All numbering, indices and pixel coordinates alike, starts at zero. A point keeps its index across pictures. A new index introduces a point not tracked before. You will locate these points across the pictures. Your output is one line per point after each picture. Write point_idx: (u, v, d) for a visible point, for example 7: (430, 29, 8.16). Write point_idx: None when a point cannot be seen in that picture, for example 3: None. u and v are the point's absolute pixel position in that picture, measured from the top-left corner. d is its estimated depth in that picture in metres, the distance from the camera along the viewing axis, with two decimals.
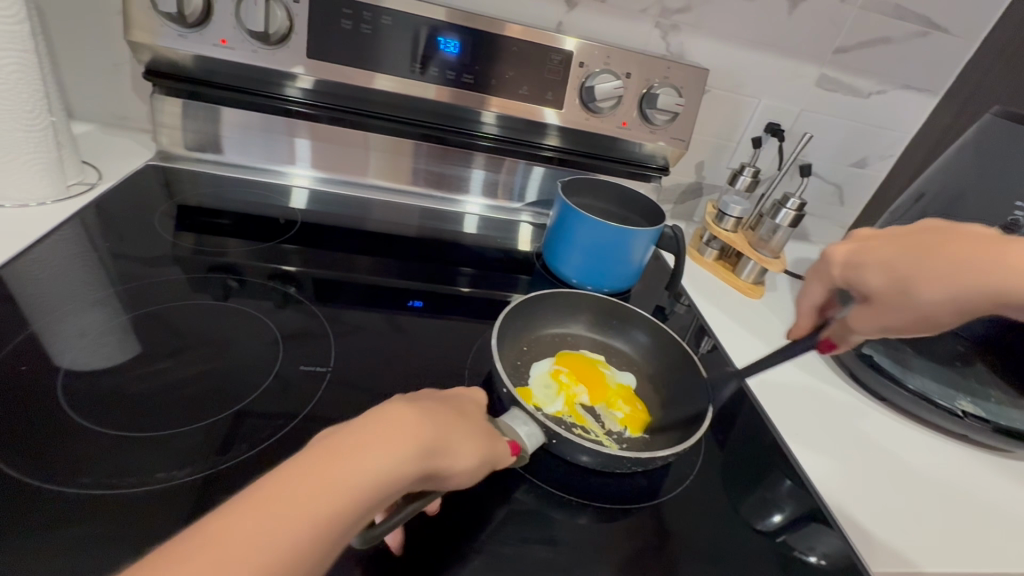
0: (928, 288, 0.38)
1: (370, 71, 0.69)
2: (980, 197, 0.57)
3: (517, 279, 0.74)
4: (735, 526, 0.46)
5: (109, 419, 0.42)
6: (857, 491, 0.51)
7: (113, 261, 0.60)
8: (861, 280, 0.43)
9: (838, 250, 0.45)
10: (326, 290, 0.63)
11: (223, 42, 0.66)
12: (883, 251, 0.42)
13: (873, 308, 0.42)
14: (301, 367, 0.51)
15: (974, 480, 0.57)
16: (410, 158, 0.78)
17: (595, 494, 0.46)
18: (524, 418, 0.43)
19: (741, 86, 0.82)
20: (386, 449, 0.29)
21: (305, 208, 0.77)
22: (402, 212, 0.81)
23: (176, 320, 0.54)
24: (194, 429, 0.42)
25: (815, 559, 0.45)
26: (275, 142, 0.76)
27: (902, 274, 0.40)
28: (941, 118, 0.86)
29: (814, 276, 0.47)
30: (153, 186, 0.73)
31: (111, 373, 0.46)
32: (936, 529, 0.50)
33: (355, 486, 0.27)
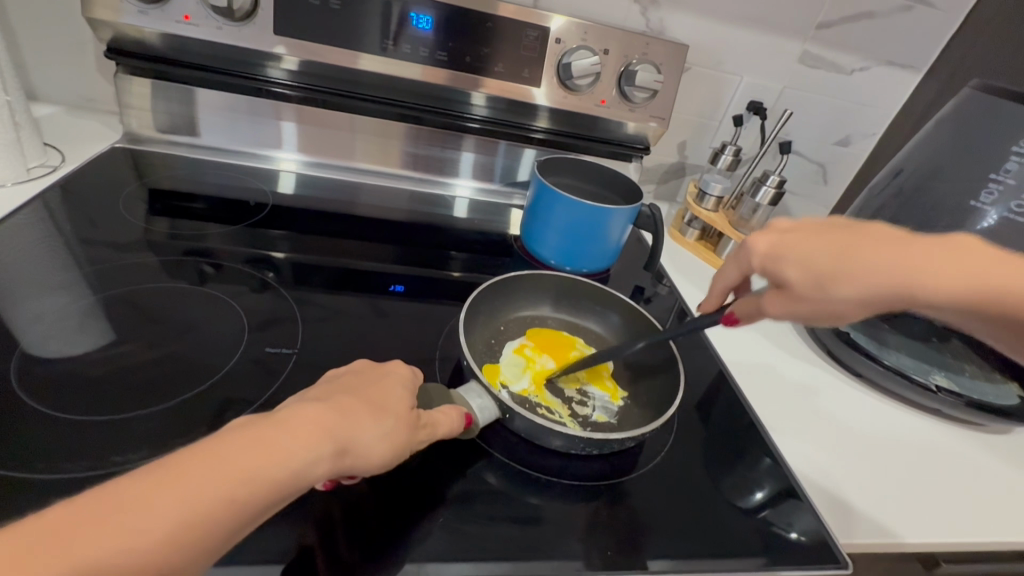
0: (847, 285, 0.38)
1: (355, 51, 0.67)
2: (955, 172, 0.56)
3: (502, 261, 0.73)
4: (716, 504, 0.46)
5: (68, 403, 0.41)
6: (831, 469, 0.52)
7: (79, 245, 0.59)
8: (778, 271, 0.41)
9: (757, 240, 0.43)
10: (304, 274, 0.62)
11: (186, 18, 0.64)
12: (805, 242, 0.40)
13: (788, 300, 0.41)
14: (267, 350, 0.50)
15: (949, 453, 0.57)
16: (403, 141, 0.77)
17: (571, 474, 0.46)
18: (479, 391, 0.44)
19: (723, 63, 0.81)
20: (313, 444, 0.30)
21: (291, 191, 0.76)
22: (391, 195, 0.80)
23: (140, 303, 0.53)
24: (151, 412, 0.42)
25: (795, 535, 0.45)
26: (262, 125, 0.74)
27: (824, 268, 0.39)
28: (925, 95, 0.85)
29: (732, 262, 0.46)
30: (121, 169, 0.72)
31: (71, 357, 0.45)
32: (911, 506, 0.50)
33: (274, 479, 0.28)
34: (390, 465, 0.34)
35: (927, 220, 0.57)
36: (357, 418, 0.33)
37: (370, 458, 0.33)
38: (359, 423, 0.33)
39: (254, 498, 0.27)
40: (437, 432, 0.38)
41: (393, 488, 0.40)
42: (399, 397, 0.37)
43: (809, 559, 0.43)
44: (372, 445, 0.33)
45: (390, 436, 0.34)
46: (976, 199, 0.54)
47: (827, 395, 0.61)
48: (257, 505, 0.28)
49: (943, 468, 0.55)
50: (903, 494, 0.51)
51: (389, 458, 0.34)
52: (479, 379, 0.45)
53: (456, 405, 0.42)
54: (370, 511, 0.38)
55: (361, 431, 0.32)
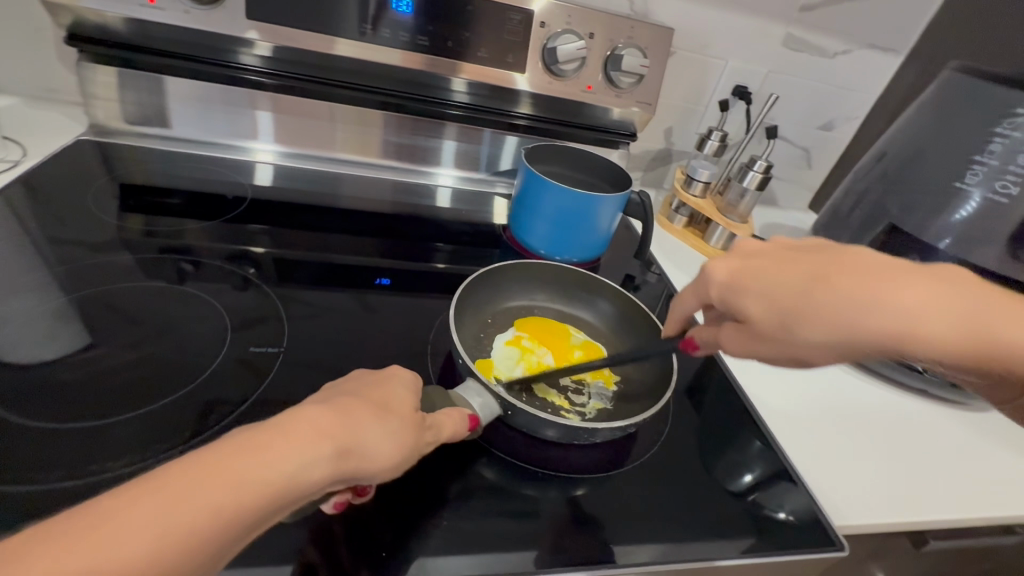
0: (813, 326, 0.34)
1: (332, 36, 0.65)
2: (937, 152, 0.56)
3: (490, 253, 0.71)
4: (710, 488, 0.46)
5: (42, 412, 0.39)
6: (821, 451, 0.52)
7: (47, 245, 0.56)
8: (738, 304, 0.38)
9: (719, 267, 0.39)
10: (285, 270, 0.60)
11: (152, 2, 0.61)
12: (772, 272, 0.37)
13: (750, 338, 0.37)
14: (252, 349, 0.48)
15: (934, 432, 0.58)
16: (383, 129, 0.75)
17: (567, 467, 0.45)
18: (478, 389, 0.42)
19: (708, 46, 0.80)
20: (315, 448, 0.29)
21: (271, 184, 0.73)
22: (374, 186, 0.78)
23: (115, 304, 0.50)
24: (131, 418, 0.40)
25: (784, 516, 0.45)
26: (236, 115, 0.72)
27: (785, 305, 0.35)
28: (906, 77, 0.86)
29: (690, 290, 0.42)
30: (88, 164, 0.68)
31: (45, 361, 0.43)
32: (897, 486, 0.50)
33: (275, 484, 0.27)
34: (397, 467, 0.33)
35: (912, 201, 0.57)
36: (361, 419, 0.32)
37: (376, 460, 0.31)
38: (363, 425, 0.31)
39: (254, 505, 0.26)
40: (440, 436, 0.37)
41: (390, 489, 0.39)
42: (402, 398, 0.36)
43: (801, 540, 0.43)
44: (377, 446, 0.32)
45: (395, 436, 0.33)
46: (961, 180, 0.53)
47: (817, 377, 0.62)
48: (256, 512, 0.26)
49: (929, 447, 0.56)
50: (890, 473, 0.51)
51: (395, 459, 0.33)
52: (477, 377, 0.43)
53: (458, 407, 0.40)
54: (366, 512, 0.37)
55: (365, 432, 0.31)
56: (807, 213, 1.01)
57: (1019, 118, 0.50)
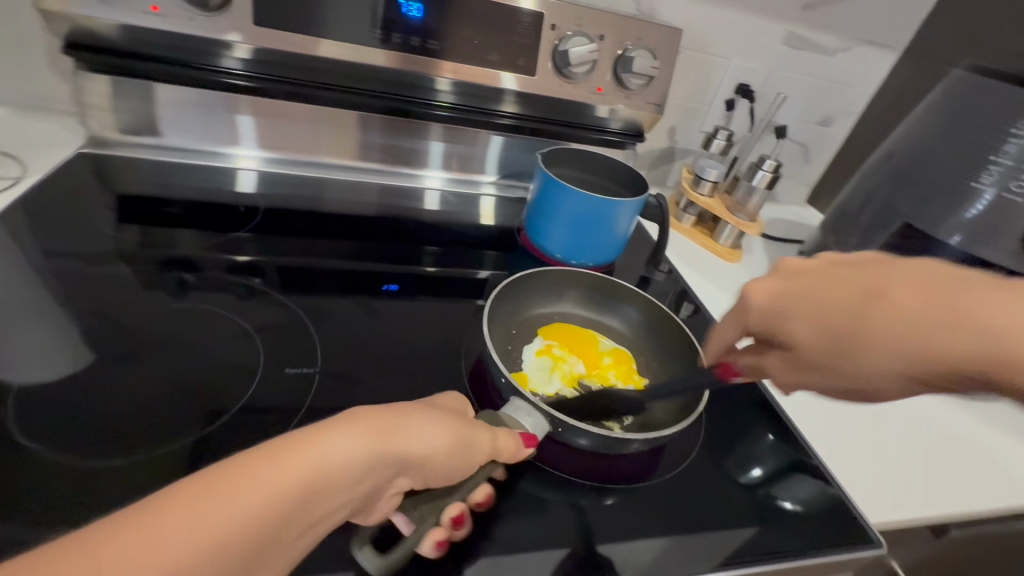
0: (873, 351, 0.33)
1: (314, 37, 0.63)
2: (947, 152, 0.58)
3: (486, 254, 0.71)
4: (719, 477, 0.48)
5: (82, 449, 0.38)
6: (834, 447, 0.53)
7: (53, 267, 0.54)
8: (783, 329, 0.37)
9: (757, 290, 0.38)
10: (299, 281, 0.59)
11: (154, 9, 0.59)
12: (817, 291, 0.36)
13: (803, 364, 0.37)
14: (287, 371, 0.47)
15: (946, 427, 0.59)
16: (359, 130, 0.72)
17: (603, 475, 0.45)
18: (527, 408, 0.42)
19: (712, 45, 0.80)
20: (361, 431, 0.31)
21: (254, 191, 0.71)
22: (358, 190, 0.76)
23: (139, 328, 0.49)
24: (177, 450, 0.39)
25: (788, 504, 0.47)
26: (212, 120, 0.69)
27: (835, 328, 0.35)
28: (902, 74, 0.87)
29: (728, 316, 0.41)
30: (89, 178, 0.66)
31: (78, 393, 0.42)
32: (906, 481, 0.51)
33: (324, 461, 0.29)
34: (440, 458, 0.34)
35: (922, 200, 0.59)
36: (403, 412, 0.35)
37: (416, 449, 0.33)
38: (403, 420, 0.34)
39: (306, 479, 0.28)
40: (492, 443, 0.38)
41: None
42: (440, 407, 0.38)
43: (809, 536, 0.45)
44: (418, 439, 0.33)
45: (433, 429, 0.35)
46: (976, 180, 0.55)
47: None
48: (306, 488, 0.28)
49: (940, 443, 0.57)
50: (890, 466, 0.53)
51: (438, 448, 0.34)
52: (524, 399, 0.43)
53: (510, 427, 0.40)
54: None
55: (406, 421, 0.34)
56: (805, 208, 1.03)
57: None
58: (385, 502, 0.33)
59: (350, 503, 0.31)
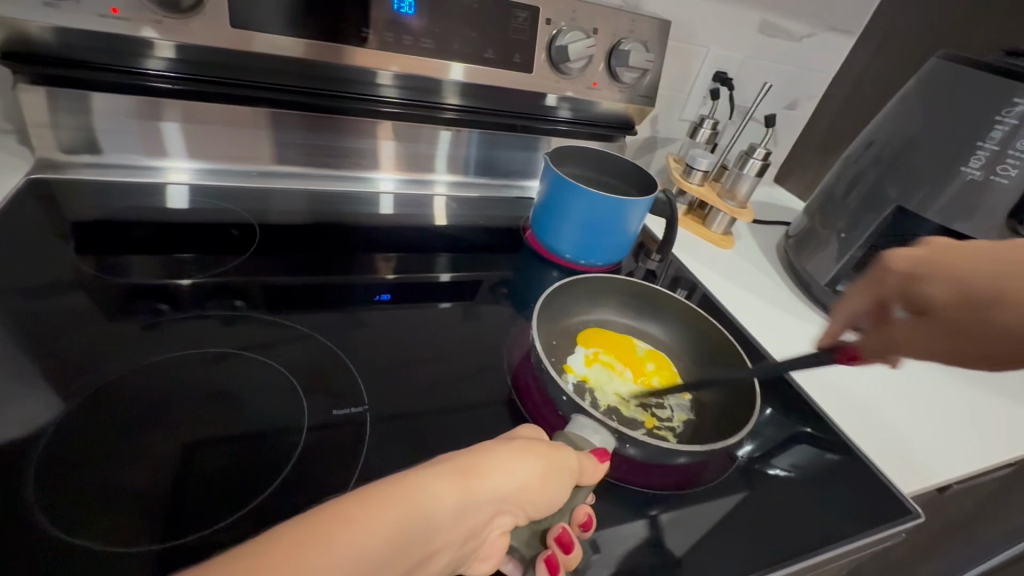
0: (1011, 308, 0.36)
1: (251, 32, 0.56)
2: (931, 138, 0.62)
3: (436, 257, 0.67)
4: (749, 464, 0.50)
5: (127, 533, 0.33)
6: (845, 423, 0.56)
7: (17, 316, 0.47)
8: (921, 292, 0.39)
9: (899, 258, 0.41)
10: (292, 301, 0.54)
11: (114, 11, 0.53)
12: (955, 263, 0.39)
13: (952, 328, 0.38)
14: (336, 413, 0.43)
15: (945, 402, 0.63)
16: (271, 130, 0.66)
17: (652, 483, 0.46)
18: (594, 425, 0.38)
19: (692, 35, 0.81)
20: (448, 471, 0.26)
21: (185, 208, 0.64)
22: (289, 198, 0.69)
23: (151, 379, 0.43)
24: (234, 521, 0.35)
25: (778, 471, 0.50)
26: (140, 132, 0.61)
27: (967, 284, 0.38)
28: (861, 57, 0.92)
29: (864, 288, 0.43)
30: (41, 207, 0.58)
31: (102, 462, 0.37)
32: (903, 451, 0.55)
33: (416, 506, 0.24)
34: (538, 489, 0.29)
35: (910, 184, 0.63)
36: (496, 445, 0.29)
37: (515, 486, 0.28)
38: (505, 456, 0.29)
39: (399, 530, 0.23)
40: (578, 461, 0.33)
41: None
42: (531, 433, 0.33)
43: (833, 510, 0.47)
44: (520, 474, 0.29)
45: (535, 460, 0.30)
46: (966, 164, 0.59)
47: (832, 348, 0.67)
48: (400, 540, 0.22)
49: (936, 416, 0.60)
50: (880, 432, 0.56)
51: (535, 477, 0.29)
52: (588, 417, 0.41)
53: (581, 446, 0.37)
54: None
55: (492, 454, 0.28)
56: (773, 188, 1.08)
57: (1015, 108, 0.55)
58: (487, 548, 0.28)
59: (449, 553, 0.25)
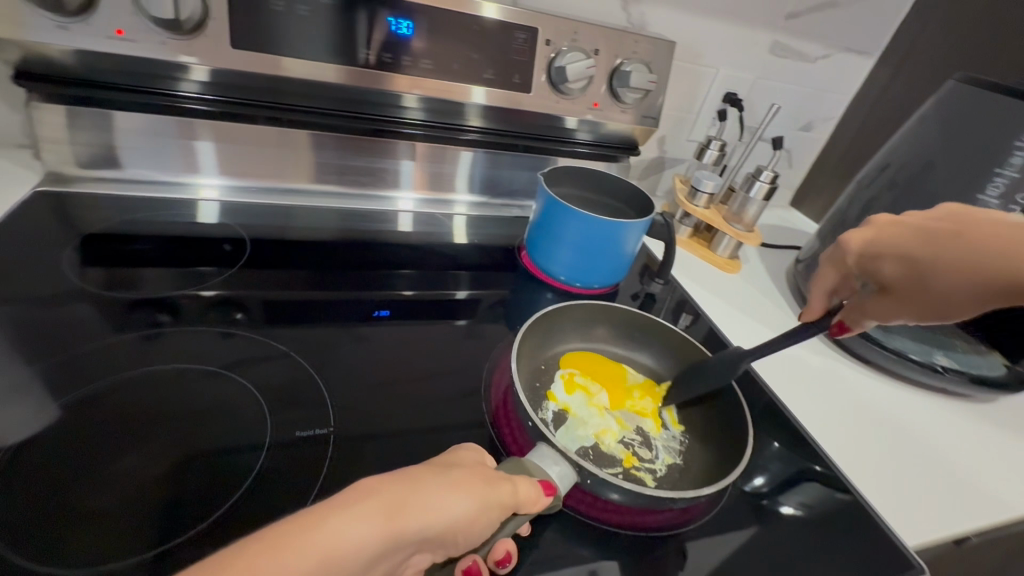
0: (957, 276, 0.39)
1: (280, 55, 0.58)
2: (947, 162, 0.59)
3: (463, 275, 0.67)
4: (751, 503, 0.47)
5: (71, 553, 0.32)
6: (854, 465, 0.53)
7: (8, 324, 0.47)
8: (877, 268, 0.43)
9: (851, 238, 0.45)
10: (284, 314, 0.54)
11: (119, 33, 0.54)
12: (899, 238, 0.42)
13: (892, 297, 0.43)
14: (297, 434, 0.42)
15: (966, 446, 0.59)
16: (315, 151, 0.67)
17: (639, 523, 0.43)
18: (555, 456, 0.36)
19: (700, 56, 0.80)
20: (371, 508, 0.23)
21: (219, 223, 0.65)
22: (323, 215, 0.70)
23: (128, 394, 0.42)
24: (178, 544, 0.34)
25: (790, 509, 0.47)
26: (171, 148, 0.63)
27: (917, 257, 0.41)
28: (879, 79, 0.89)
29: (829, 264, 0.47)
30: (47, 217, 0.60)
31: (59, 478, 0.36)
32: (916, 497, 0.51)
33: (323, 549, 0.21)
34: (469, 523, 0.26)
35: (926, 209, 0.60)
36: (422, 474, 0.26)
37: (445, 523, 0.25)
38: (431, 489, 0.25)
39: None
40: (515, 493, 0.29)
41: None
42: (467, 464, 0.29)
43: (836, 558, 0.44)
44: (449, 510, 0.25)
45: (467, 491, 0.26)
46: (983, 192, 0.56)
47: (842, 385, 0.64)
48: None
49: (955, 463, 0.56)
50: (892, 476, 0.53)
51: (469, 518, 0.26)
52: (552, 445, 0.38)
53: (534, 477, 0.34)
54: None
55: (426, 487, 0.25)
56: (789, 211, 1.04)
57: None
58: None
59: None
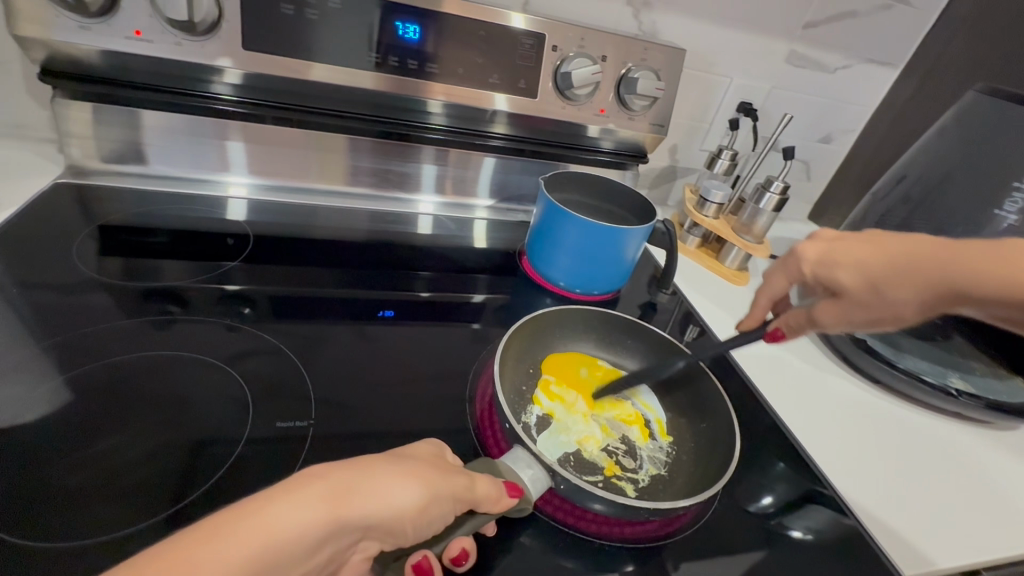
0: (903, 287, 0.37)
1: (308, 60, 0.61)
2: (966, 176, 0.57)
3: (480, 278, 0.68)
4: (750, 523, 0.46)
5: (52, 527, 0.34)
6: (857, 487, 0.51)
7: (22, 306, 0.50)
8: (830, 277, 0.42)
9: (808, 248, 0.44)
10: (287, 309, 0.55)
11: (138, 34, 0.56)
12: (856, 249, 0.40)
13: (841, 305, 0.41)
14: (277, 425, 0.42)
15: (980, 476, 0.56)
16: (349, 154, 0.70)
17: (620, 534, 0.42)
18: (529, 459, 0.38)
19: (713, 64, 0.79)
20: (316, 493, 0.25)
21: (246, 219, 0.68)
22: (351, 216, 0.72)
23: (121, 378, 0.44)
24: (151, 526, 0.34)
25: (800, 534, 0.46)
26: (204, 147, 0.66)
27: (869, 266, 0.39)
28: (904, 91, 0.87)
29: (780, 272, 0.47)
30: (68, 207, 0.62)
31: (46, 456, 0.37)
32: (923, 525, 0.49)
33: (265, 533, 0.23)
34: (418, 513, 0.28)
35: (942, 223, 0.58)
36: (375, 462, 0.28)
37: (392, 512, 0.27)
38: (380, 480, 0.27)
39: (244, 558, 0.22)
40: (472, 485, 0.31)
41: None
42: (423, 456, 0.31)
43: None
44: (396, 498, 0.27)
45: (416, 482, 0.28)
46: (1000, 208, 0.54)
47: (850, 403, 0.62)
48: (247, 567, 0.22)
49: (967, 491, 0.54)
50: (897, 500, 0.50)
51: (414, 505, 0.28)
52: (526, 448, 0.38)
53: (504, 478, 0.36)
54: None
55: (369, 476, 0.27)
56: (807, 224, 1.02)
57: None
58: (347, 570, 0.28)
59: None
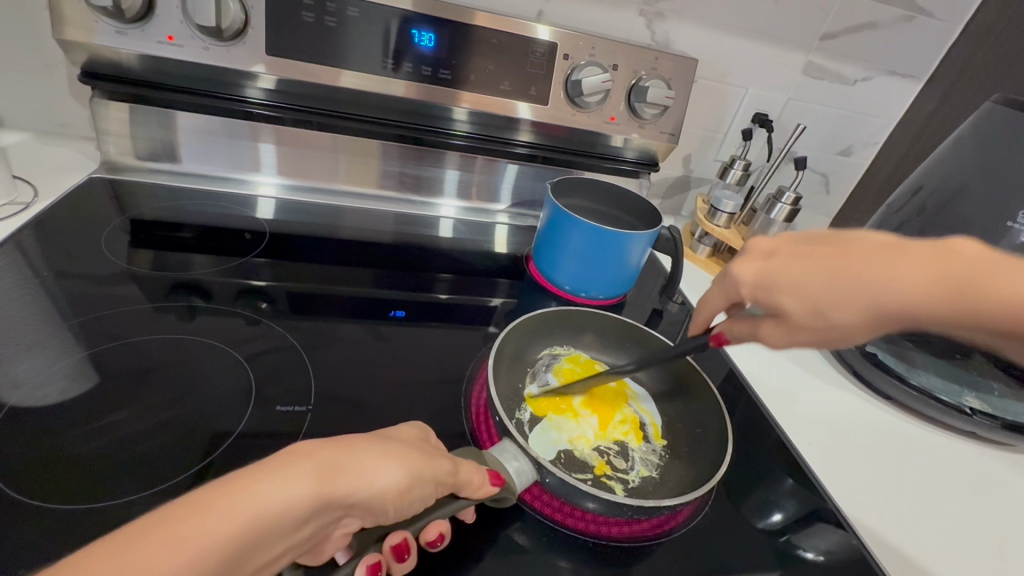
0: (845, 308, 0.36)
1: (338, 68, 0.63)
2: (983, 188, 0.55)
3: (499, 283, 0.69)
4: (752, 537, 0.45)
5: (63, 490, 0.36)
6: (861, 504, 0.50)
7: (53, 290, 0.53)
8: (771, 300, 0.39)
9: (743, 268, 0.41)
10: (304, 306, 0.58)
11: (170, 39, 0.60)
12: (793, 268, 0.38)
13: (786, 328, 0.39)
14: (277, 410, 0.45)
15: (992, 499, 0.54)
16: (379, 159, 0.72)
17: (607, 533, 0.42)
18: (515, 452, 0.39)
19: (727, 75, 0.79)
20: (304, 471, 0.27)
21: (273, 218, 0.70)
22: (375, 219, 0.75)
23: (137, 358, 0.47)
24: (149, 496, 0.36)
25: (813, 556, 0.45)
26: (238, 148, 0.69)
27: (813, 288, 0.37)
28: (928, 103, 0.85)
29: (720, 291, 0.44)
30: (101, 201, 0.66)
31: (60, 426, 0.40)
32: (928, 548, 0.47)
33: (255, 508, 0.25)
34: (397, 494, 0.30)
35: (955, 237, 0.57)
36: (357, 446, 0.30)
37: (374, 491, 0.29)
38: (363, 461, 0.29)
39: (234, 532, 0.24)
40: (453, 472, 0.33)
41: (432, 567, 0.36)
42: (404, 442, 0.33)
43: None
44: (377, 480, 0.29)
45: (397, 465, 0.30)
46: (1013, 220, 0.53)
47: (859, 419, 0.61)
48: (236, 541, 0.24)
49: (978, 514, 0.52)
50: (905, 521, 0.49)
51: (395, 486, 0.30)
52: (514, 440, 0.40)
53: (490, 467, 0.38)
54: None
55: (352, 456, 0.29)
56: None
57: None
58: (328, 543, 0.30)
59: (290, 551, 0.27)
